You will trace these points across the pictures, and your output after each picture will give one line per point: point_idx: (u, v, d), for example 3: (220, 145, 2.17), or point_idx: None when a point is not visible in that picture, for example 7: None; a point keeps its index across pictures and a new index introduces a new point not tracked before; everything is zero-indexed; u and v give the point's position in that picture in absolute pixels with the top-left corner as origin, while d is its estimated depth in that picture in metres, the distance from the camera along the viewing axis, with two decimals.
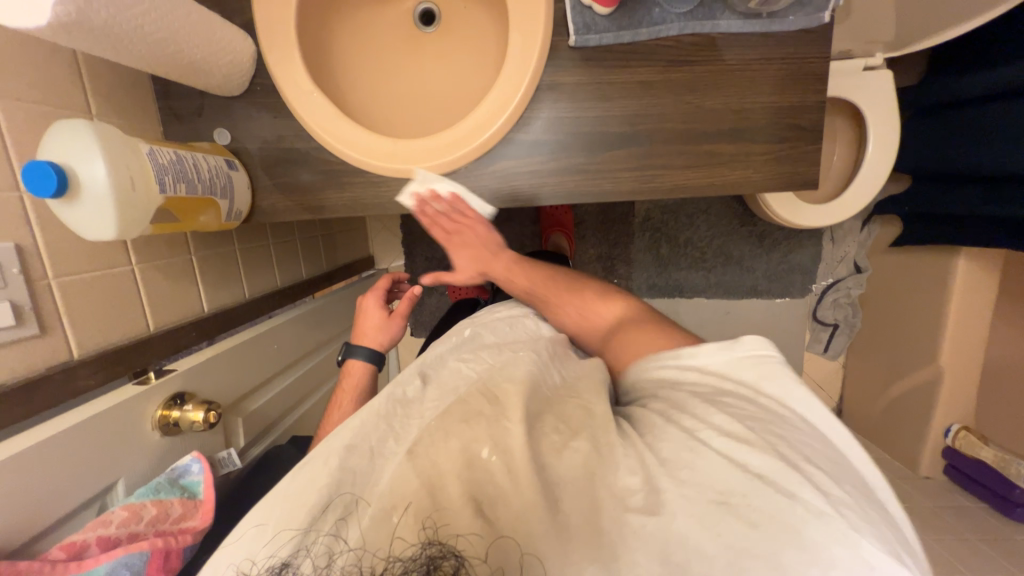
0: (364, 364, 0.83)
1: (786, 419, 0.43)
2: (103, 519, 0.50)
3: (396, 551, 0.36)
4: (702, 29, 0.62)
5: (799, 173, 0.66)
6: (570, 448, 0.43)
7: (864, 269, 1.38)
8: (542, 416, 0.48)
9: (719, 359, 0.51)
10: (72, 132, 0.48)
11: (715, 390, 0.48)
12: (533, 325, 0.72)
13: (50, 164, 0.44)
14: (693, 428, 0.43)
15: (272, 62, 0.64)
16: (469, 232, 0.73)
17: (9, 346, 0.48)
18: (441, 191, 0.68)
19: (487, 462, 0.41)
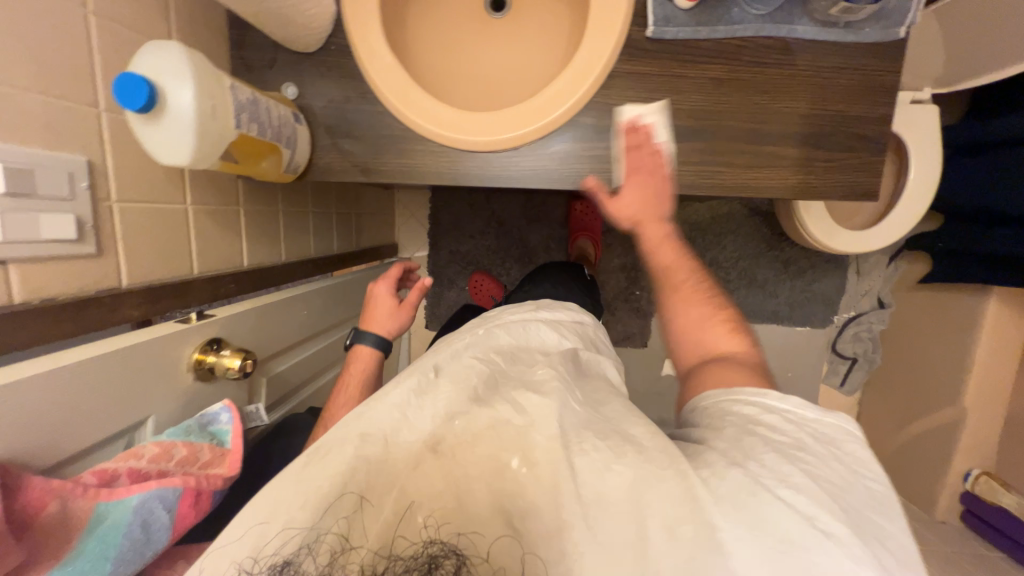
0: (370, 351, 0.76)
1: (862, 490, 0.38)
2: (134, 452, 0.47)
3: (397, 549, 0.34)
4: (778, 33, 0.63)
5: (859, 183, 0.67)
6: (609, 471, 0.38)
7: (887, 304, 1.38)
8: (571, 428, 0.42)
9: (806, 407, 0.44)
10: (166, 52, 0.48)
11: (793, 432, 0.42)
12: (542, 333, 0.63)
13: (141, 79, 0.44)
14: (761, 464, 0.38)
15: (352, 22, 0.64)
16: (655, 179, 0.65)
17: (65, 260, 0.47)
18: (654, 133, 0.66)
19: (517, 473, 0.39)
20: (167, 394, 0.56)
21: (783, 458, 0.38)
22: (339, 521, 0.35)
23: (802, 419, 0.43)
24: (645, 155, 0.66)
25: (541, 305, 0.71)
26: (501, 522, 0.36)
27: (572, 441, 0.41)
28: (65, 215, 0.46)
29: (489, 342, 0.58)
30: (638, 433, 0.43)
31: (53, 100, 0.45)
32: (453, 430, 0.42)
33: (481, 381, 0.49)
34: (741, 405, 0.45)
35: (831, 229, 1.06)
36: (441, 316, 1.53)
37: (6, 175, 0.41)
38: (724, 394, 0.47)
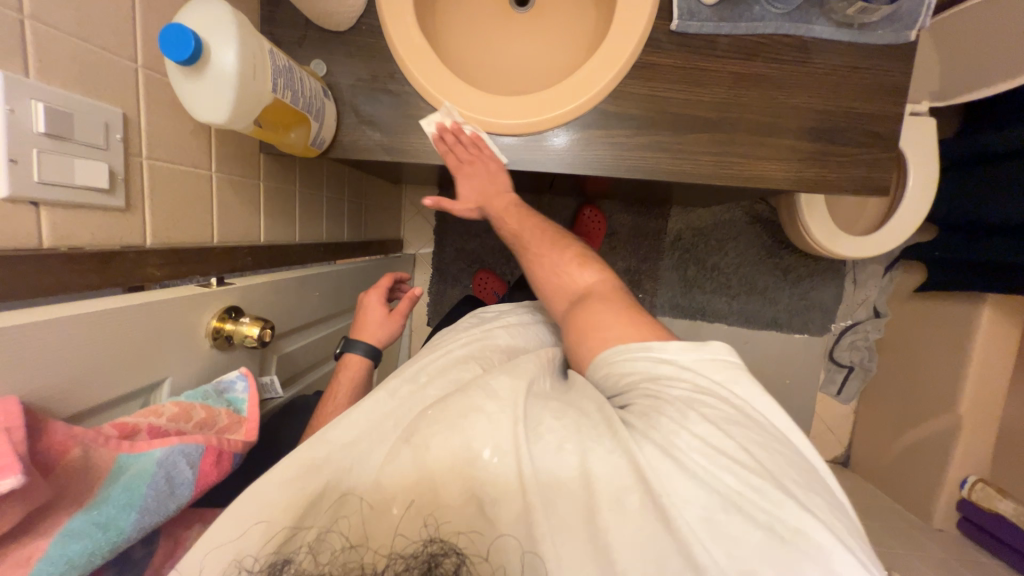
0: (359, 360, 0.71)
1: (758, 421, 0.39)
2: (154, 409, 0.46)
3: (396, 547, 0.33)
4: (796, 32, 0.66)
5: (872, 176, 0.69)
6: (563, 451, 0.36)
7: (883, 314, 1.41)
8: (533, 409, 0.39)
9: (687, 350, 0.43)
10: (212, 10, 0.48)
11: (690, 385, 0.41)
12: (534, 334, 0.63)
13: (189, 31, 0.44)
14: (672, 431, 0.37)
15: (386, 3, 0.66)
16: (481, 167, 0.71)
17: (94, 211, 0.46)
18: (465, 128, 0.69)
19: (489, 463, 0.35)
20: (185, 358, 0.54)
21: (692, 417, 0.37)
22: (340, 520, 0.35)
23: (695, 365, 0.42)
24: (463, 154, 0.70)
25: (519, 307, 0.70)
26: (476, 511, 0.34)
27: (532, 426, 0.38)
28: (100, 164, 0.45)
29: (481, 342, 0.58)
30: (590, 407, 0.40)
31: (94, 49, 0.45)
32: (426, 418, 0.40)
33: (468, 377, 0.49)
34: (637, 366, 0.43)
35: (835, 236, 1.09)
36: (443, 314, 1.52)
37: (47, 115, 0.40)
38: (615, 353, 0.44)
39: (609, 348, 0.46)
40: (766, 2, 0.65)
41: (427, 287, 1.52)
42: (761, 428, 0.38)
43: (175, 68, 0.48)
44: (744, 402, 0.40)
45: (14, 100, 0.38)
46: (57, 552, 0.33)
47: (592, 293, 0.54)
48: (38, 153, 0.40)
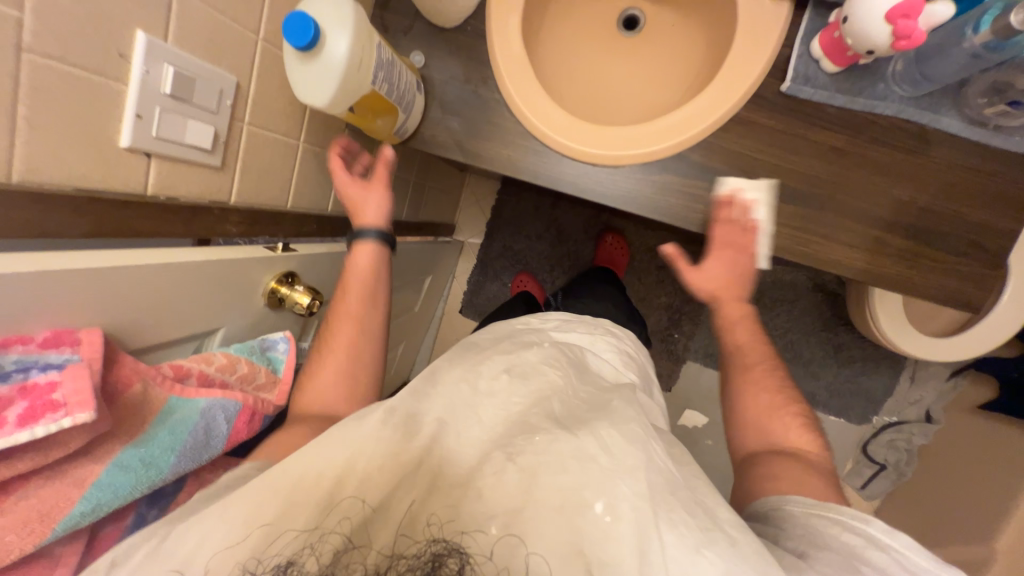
0: (371, 246, 0.65)
1: None
2: (205, 357, 0.50)
3: (399, 548, 0.36)
4: (919, 119, 0.61)
5: (963, 296, 0.64)
6: (702, 555, 0.36)
7: (935, 421, 1.30)
8: (660, 488, 0.40)
9: (918, 553, 0.41)
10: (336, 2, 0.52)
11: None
12: (595, 361, 0.61)
13: (308, 19, 0.48)
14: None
15: (496, 12, 0.67)
16: (742, 255, 0.68)
17: (193, 166, 0.50)
18: (756, 212, 0.65)
19: (600, 519, 0.37)
20: (241, 313, 0.58)
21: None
22: (343, 521, 0.36)
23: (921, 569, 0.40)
24: (735, 234, 0.67)
25: (590, 328, 0.69)
26: (581, 568, 0.35)
27: (661, 506, 0.38)
28: (207, 126, 0.49)
29: (558, 347, 0.56)
30: (724, 516, 0.40)
31: (227, 20, 0.48)
32: (533, 442, 0.41)
33: (560, 403, 0.47)
34: (839, 532, 0.44)
35: (901, 330, 1.02)
36: (477, 306, 1.54)
37: (174, 78, 0.43)
38: (816, 511, 0.47)
39: (823, 516, 0.46)
40: (893, 81, 0.60)
41: (468, 276, 1.55)
42: None
43: (292, 54, 0.52)
44: None
45: (150, 62, 0.41)
46: (106, 479, 0.37)
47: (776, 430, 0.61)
48: (159, 110, 0.43)
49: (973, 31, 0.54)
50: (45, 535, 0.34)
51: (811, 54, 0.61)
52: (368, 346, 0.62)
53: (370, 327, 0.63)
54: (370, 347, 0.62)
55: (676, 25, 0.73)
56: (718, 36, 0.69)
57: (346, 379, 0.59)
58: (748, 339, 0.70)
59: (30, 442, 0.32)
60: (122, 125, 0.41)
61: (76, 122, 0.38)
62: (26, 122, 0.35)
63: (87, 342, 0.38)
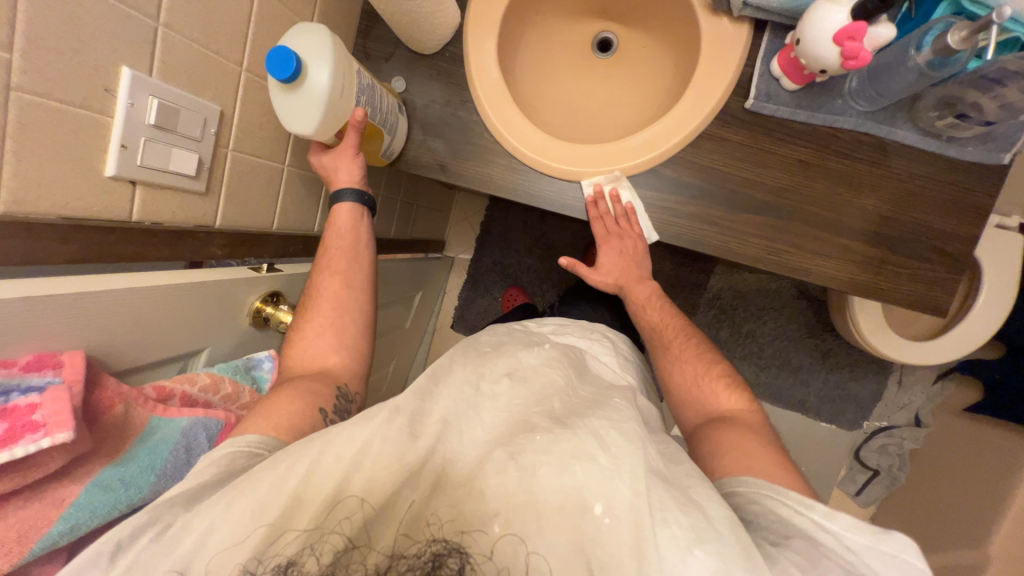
0: (350, 207, 0.67)
1: None
2: (189, 376, 0.51)
3: (399, 548, 0.37)
4: (877, 132, 0.64)
5: (931, 299, 0.66)
6: (693, 554, 0.37)
7: (925, 425, 1.32)
8: (655, 486, 0.40)
9: (862, 529, 0.42)
10: (314, 33, 0.54)
11: (850, 560, 0.40)
12: (595, 367, 0.63)
13: (291, 55, 0.50)
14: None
15: (473, 38, 0.70)
16: (626, 241, 0.73)
17: (177, 191, 0.51)
18: (624, 196, 0.70)
19: (600, 520, 0.39)
20: (226, 333, 0.59)
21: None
22: (344, 521, 0.38)
23: (864, 546, 0.41)
24: (612, 225, 0.71)
25: (586, 332, 0.71)
26: (581, 566, 0.37)
27: (656, 505, 0.39)
28: (191, 153, 0.51)
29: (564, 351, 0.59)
30: (715, 512, 0.40)
31: (210, 53, 0.51)
32: (535, 441, 0.43)
33: (561, 404, 0.49)
34: (786, 515, 0.45)
35: (881, 333, 1.03)
36: (468, 321, 1.55)
37: (158, 109, 0.45)
38: (763, 497, 0.48)
39: (775, 500, 0.47)
40: (850, 96, 0.63)
41: (459, 291, 1.56)
42: None
43: (275, 86, 0.54)
44: None
45: (136, 95, 0.44)
46: (86, 498, 0.38)
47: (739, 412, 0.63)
48: (144, 140, 0.45)
49: (916, 51, 0.57)
50: (21, 555, 0.34)
51: (771, 73, 0.64)
52: (355, 303, 0.65)
53: (357, 284, 0.65)
54: (358, 304, 0.64)
55: (645, 48, 0.78)
56: (685, 57, 0.72)
57: (333, 332, 0.62)
58: (662, 316, 0.77)
59: (10, 462, 0.33)
60: (108, 155, 0.43)
61: (62, 153, 0.40)
62: (14, 156, 0.37)
63: (70, 364, 0.39)
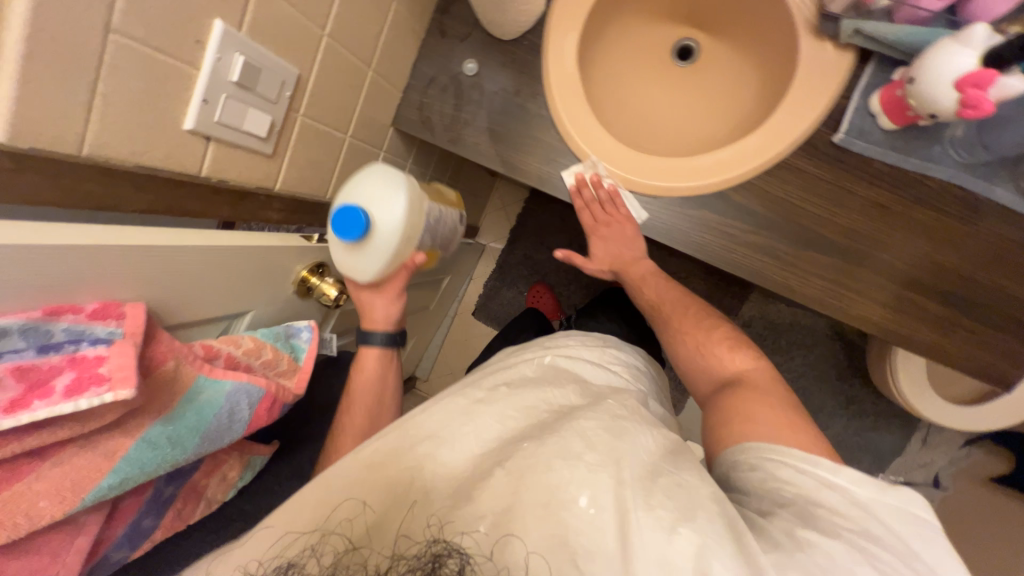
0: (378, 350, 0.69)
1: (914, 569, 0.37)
2: (233, 339, 0.51)
3: (401, 550, 0.36)
4: (972, 187, 0.60)
5: (996, 368, 0.63)
6: (677, 533, 0.37)
7: (943, 487, 1.27)
8: (637, 476, 0.40)
9: (870, 484, 0.42)
10: (390, 198, 0.59)
11: (861, 516, 0.40)
12: (598, 365, 0.61)
13: (355, 221, 0.56)
14: (819, 558, 0.37)
15: (555, 31, 0.67)
16: (614, 225, 0.71)
17: (247, 152, 0.51)
18: (604, 182, 0.69)
19: (585, 512, 0.37)
20: (271, 299, 0.59)
21: (847, 544, 0.38)
22: (344, 522, 0.38)
23: (875, 503, 0.41)
24: (599, 211, 0.71)
25: (597, 341, 0.67)
26: (567, 559, 0.36)
27: (639, 491, 0.39)
28: (265, 114, 0.50)
29: (556, 355, 0.58)
30: (703, 494, 0.41)
31: (296, 13, 0.49)
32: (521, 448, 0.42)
33: (549, 411, 0.48)
34: (795, 476, 0.44)
35: (920, 389, 1.00)
36: (489, 311, 1.54)
37: (242, 67, 0.44)
38: (769, 459, 0.46)
39: (784, 460, 0.45)
40: (949, 144, 0.59)
41: (485, 280, 1.55)
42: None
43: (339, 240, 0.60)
44: (902, 541, 0.39)
45: (223, 50, 0.42)
46: (134, 454, 0.38)
47: (750, 378, 0.59)
48: (224, 97, 0.44)
49: None
50: (74, 504, 0.36)
51: (868, 108, 0.60)
52: None
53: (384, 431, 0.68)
54: None
55: (724, 65, 0.75)
56: (774, 78, 0.68)
57: None
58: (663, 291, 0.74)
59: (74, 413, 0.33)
60: (189, 108, 0.42)
61: (145, 104, 0.39)
62: (103, 100, 0.36)
63: (132, 316, 0.38)
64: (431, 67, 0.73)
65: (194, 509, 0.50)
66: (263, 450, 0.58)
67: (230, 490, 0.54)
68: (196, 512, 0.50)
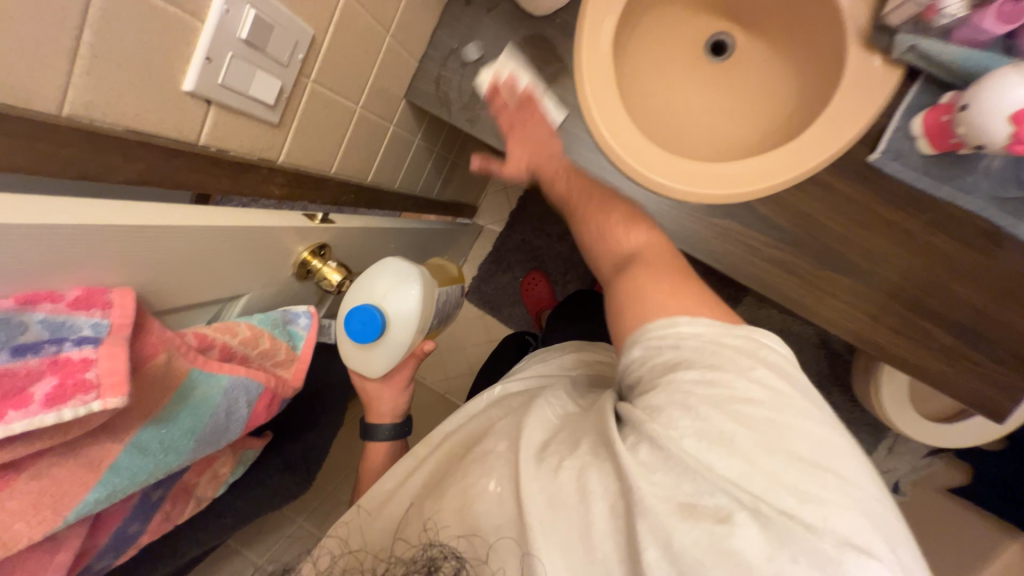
0: (384, 444, 0.67)
1: (773, 400, 0.36)
2: (228, 327, 0.46)
3: (398, 551, 0.41)
4: (998, 222, 0.59)
5: (993, 400, 0.64)
6: (561, 468, 0.38)
7: (903, 493, 1.33)
8: (529, 442, 0.41)
9: (714, 330, 0.40)
10: (403, 293, 0.62)
11: (708, 364, 0.38)
12: (554, 365, 0.60)
13: (370, 321, 0.58)
14: (672, 427, 0.35)
15: (592, 10, 0.61)
16: (536, 127, 0.64)
17: (250, 119, 0.45)
18: (523, 83, 0.64)
19: (495, 493, 0.39)
20: (269, 281, 0.54)
21: (701, 402, 0.35)
22: (342, 527, 0.48)
23: (717, 347, 0.39)
24: (517, 114, 0.64)
25: (557, 347, 0.66)
26: (485, 546, 0.37)
27: (531, 454, 0.40)
28: (274, 80, 0.44)
29: (508, 376, 0.60)
30: (587, 432, 0.40)
31: None
32: (468, 465, 0.43)
33: (489, 420, 0.50)
34: (658, 348, 0.41)
35: (901, 406, 1.04)
36: (483, 295, 1.51)
37: (253, 22, 0.38)
38: (642, 337, 0.43)
39: (647, 340, 0.42)
40: (982, 175, 0.58)
41: (479, 262, 1.51)
42: (776, 411, 0.35)
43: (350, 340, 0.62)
44: (755, 378, 0.37)
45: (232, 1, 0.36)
46: (123, 463, 0.36)
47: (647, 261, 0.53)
48: (231, 56, 0.38)
49: None
50: (56, 522, 0.33)
51: (909, 130, 0.58)
52: None
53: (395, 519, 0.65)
54: None
55: (759, 65, 0.71)
56: (814, 87, 0.66)
57: None
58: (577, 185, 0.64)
59: (55, 424, 0.31)
60: (190, 67, 0.37)
61: (136, 58, 0.33)
62: (90, 52, 0.30)
63: (120, 306, 0.34)
64: (452, 36, 0.67)
65: (182, 509, 0.48)
66: (256, 443, 0.56)
67: (222, 486, 0.53)
68: (184, 513, 0.48)
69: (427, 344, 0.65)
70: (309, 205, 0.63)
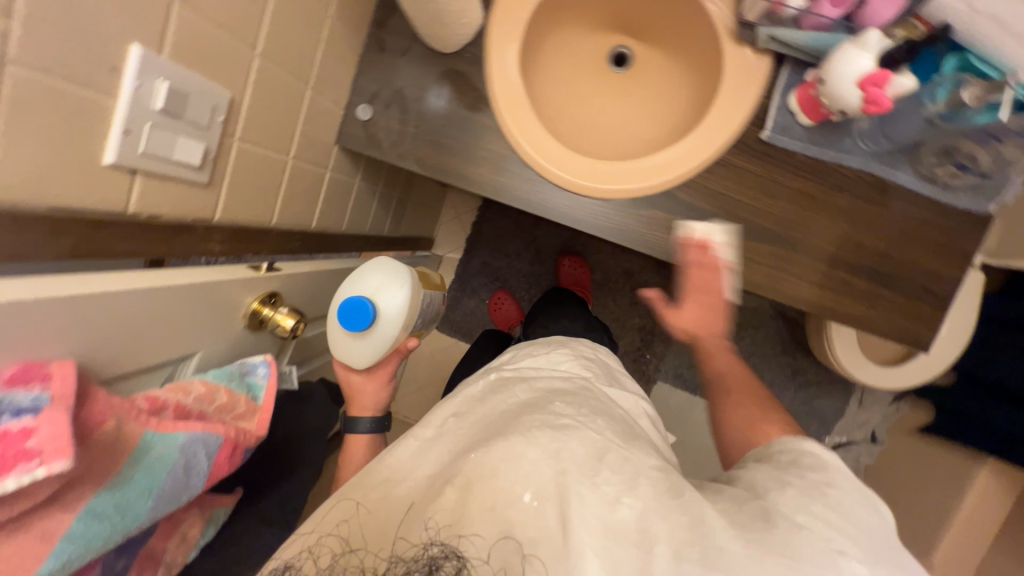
0: (366, 438, 0.68)
1: (859, 512, 0.43)
2: (182, 386, 0.47)
3: (400, 551, 0.40)
4: (880, 173, 0.67)
5: (913, 334, 0.71)
6: (621, 503, 0.41)
7: (879, 441, 1.41)
8: (579, 460, 0.43)
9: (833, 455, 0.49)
10: (392, 291, 0.65)
11: (824, 473, 0.46)
12: (546, 359, 0.63)
13: (358, 312, 0.62)
14: (783, 504, 0.42)
15: (495, 37, 0.67)
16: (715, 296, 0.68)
17: (179, 183, 0.47)
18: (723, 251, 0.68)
19: (529, 505, 0.40)
20: (219, 336, 0.54)
21: (807, 494, 0.43)
22: (341, 525, 0.43)
23: (835, 465, 0.48)
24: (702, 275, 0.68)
25: (544, 345, 0.68)
26: (513, 550, 0.38)
27: (584, 471, 0.42)
28: (197, 142, 0.46)
29: (501, 367, 0.61)
30: (645, 467, 0.44)
31: (222, 32, 0.46)
32: (473, 462, 0.43)
33: (494, 421, 0.50)
34: (782, 452, 0.50)
35: (855, 358, 1.10)
36: (452, 322, 1.52)
37: (167, 94, 0.41)
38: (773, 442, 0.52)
39: (776, 447, 0.52)
40: (858, 137, 0.66)
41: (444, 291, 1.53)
42: (860, 517, 0.43)
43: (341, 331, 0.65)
44: (849, 491, 0.45)
45: (144, 77, 0.39)
46: (78, 530, 0.36)
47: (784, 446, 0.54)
48: (149, 126, 0.41)
49: (931, 102, 0.62)
50: None
51: (788, 107, 0.66)
52: None
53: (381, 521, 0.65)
54: None
55: (655, 67, 0.79)
56: (706, 81, 0.73)
57: None
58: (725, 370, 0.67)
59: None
60: (109, 141, 0.39)
61: (51, 138, 0.35)
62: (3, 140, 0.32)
63: (59, 377, 0.35)
64: (373, 80, 0.71)
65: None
66: (225, 501, 0.56)
67: (192, 550, 0.52)
68: None
69: (412, 339, 0.67)
70: (255, 257, 0.64)
